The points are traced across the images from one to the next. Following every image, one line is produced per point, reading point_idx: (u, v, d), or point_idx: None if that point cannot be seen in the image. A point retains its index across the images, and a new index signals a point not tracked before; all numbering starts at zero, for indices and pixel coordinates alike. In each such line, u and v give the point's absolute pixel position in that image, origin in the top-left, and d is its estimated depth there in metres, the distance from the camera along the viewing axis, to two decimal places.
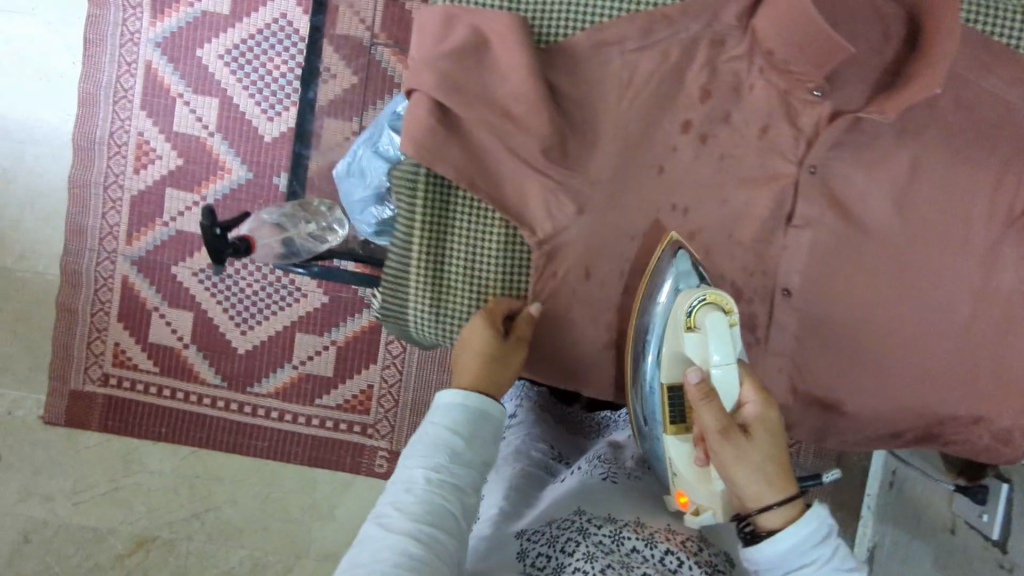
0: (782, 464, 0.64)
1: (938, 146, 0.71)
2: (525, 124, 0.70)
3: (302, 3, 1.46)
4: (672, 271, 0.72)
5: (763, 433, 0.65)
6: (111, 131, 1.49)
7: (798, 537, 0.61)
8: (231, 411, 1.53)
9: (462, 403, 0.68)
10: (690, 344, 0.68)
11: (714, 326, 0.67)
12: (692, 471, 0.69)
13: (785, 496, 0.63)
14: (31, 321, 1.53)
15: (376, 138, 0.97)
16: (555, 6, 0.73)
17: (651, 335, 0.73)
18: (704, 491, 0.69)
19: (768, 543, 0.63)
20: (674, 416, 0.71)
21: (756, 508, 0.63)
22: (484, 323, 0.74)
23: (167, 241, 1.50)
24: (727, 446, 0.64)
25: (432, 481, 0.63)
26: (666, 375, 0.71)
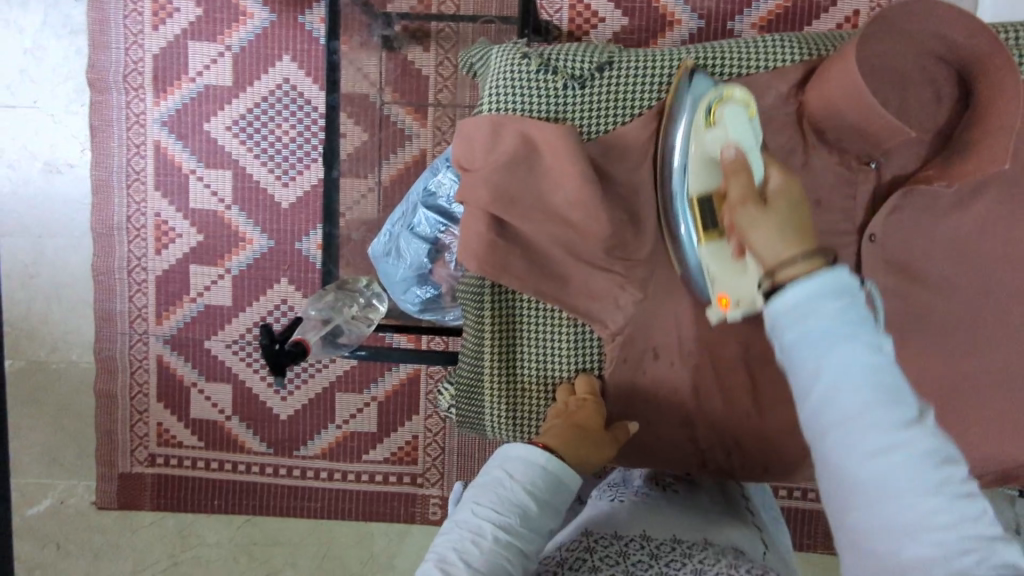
0: (802, 223, 0.54)
1: (999, 201, 0.69)
2: (586, 227, 0.68)
3: (303, 65, 1.42)
4: (689, 99, 0.67)
5: (785, 198, 0.55)
6: (129, 216, 1.46)
7: (816, 290, 0.49)
8: (279, 476, 1.51)
9: (545, 465, 0.64)
10: (710, 137, 0.63)
11: (732, 117, 0.62)
12: (723, 267, 0.60)
13: (809, 254, 0.50)
14: (72, 412, 1.51)
15: (410, 219, 0.99)
16: (598, 102, 0.73)
17: (673, 154, 0.67)
18: (742, 289, 0.57)
19: (780, 296, 0.51)
20: (706, 223, 0.62)
21: (772, 268, 0.52)
22: (596, 406, 0.71)
23: (197, 317, 1.48)
24: (751, 212, 0.55)
25: (500, 539, 0.58)
26: (696, 184, 0.64)
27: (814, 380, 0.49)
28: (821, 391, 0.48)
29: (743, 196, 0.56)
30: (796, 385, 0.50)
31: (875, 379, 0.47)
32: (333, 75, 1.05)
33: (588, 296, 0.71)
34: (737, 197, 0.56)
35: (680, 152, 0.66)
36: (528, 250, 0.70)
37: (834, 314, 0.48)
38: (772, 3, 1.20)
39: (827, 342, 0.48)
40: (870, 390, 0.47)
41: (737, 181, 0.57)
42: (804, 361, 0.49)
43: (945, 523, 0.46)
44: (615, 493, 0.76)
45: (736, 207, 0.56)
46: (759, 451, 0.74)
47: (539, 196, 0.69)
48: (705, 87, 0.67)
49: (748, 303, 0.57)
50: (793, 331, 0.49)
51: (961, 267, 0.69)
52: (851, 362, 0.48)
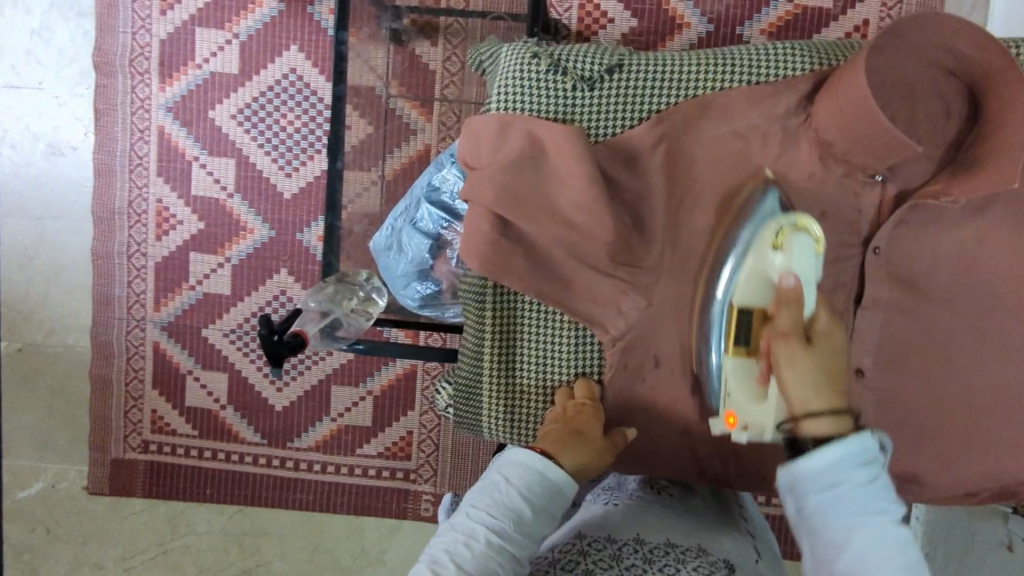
0: (837, 373, 0.57)
1: (1006, 218, 0.68)
2: (590, 230, 0.68)
3: (310, 55, 1.41)
4: (757, 215, 0.64)
5: (827, 343, 0.58)
6: (130, 201, 1.45)
7: (847, 455, 0.53)
8: (272, 467, 1.50)
9: (542, 470, 0.63)
10: (774, 259, 0.61)
11: (799, 248, 0.61)
12: (744, 390, 0.61)
13: (837, 414, 0.54)
14: (67, 395, 1.51)
15: (414, 214, 0.99)
16: (607, 103, 0.72)
17: (727, 253, 0.64)
18: (757, 412, 0.60)
19: (804, 458, 0.54)
20: (738, 339, 0.62)
21: (799, 416, 0.56)
22: (594, 410, 0.70)
23: (195, 305, 1.48)
24: (788, 352, 0.57)
25: (493, 543, 0.58)
26: (740, 297, 0.62)
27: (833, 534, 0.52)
28: (846, 559, 0.51)
29: (788, 332, 0.58)
30: (820, 551, 0.53)
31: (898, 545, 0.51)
32: (340, 65, 1.05)
33: (590, 299, 0.70)
34: (782, 328, 0.58)
35: (731, 263, 0.64)
36: (532, 251, 0.69)
37: (861, 484, 0.53)
38: (783, 10, 1.19)
39: (853, 510, 0.52)
40: (892, 546, 0.51)
41: (785, 314, 0.59)
42: (827, 526, 0.53)
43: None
44: (609, 496, 0.76)
45: (778, 339, 0.58)
46: (756, 460, 0.74)
47: (544, 197, 0.68)
48: (772, 205, 0.64)
49: (755, 429, 0.61)
50: (818, 496, 0.53)
51: (965, 283, 0.69)
52: (877, 532, 0.51)
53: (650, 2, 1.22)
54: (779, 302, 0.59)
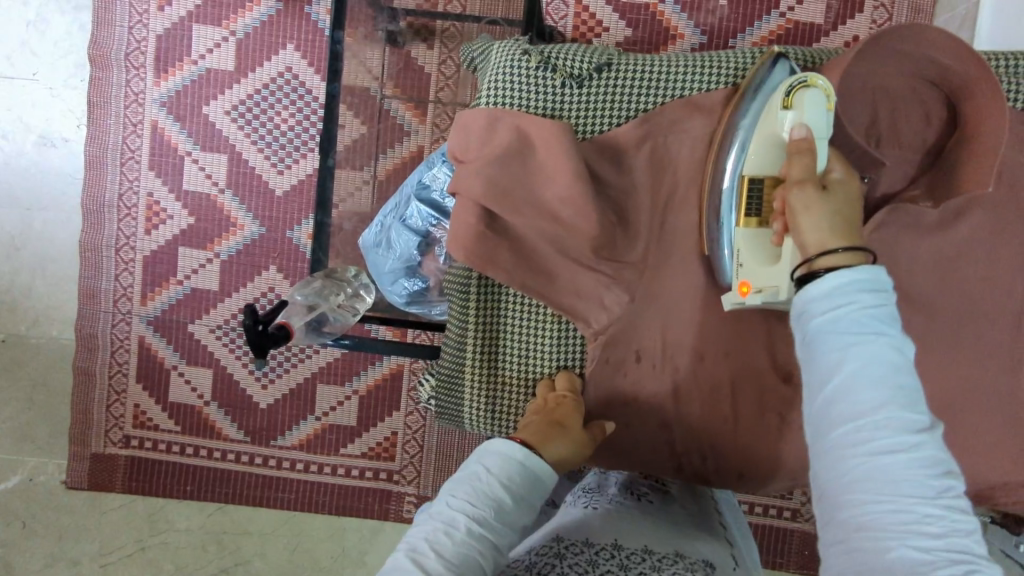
0: (853, 217, 0.56)
1: (986, 224, 0.68)
2: (575, 225, 0.68)
3: (307, 55, 1.42)
4: (763, 87, 0.66)
5: (844, 190, 0.58)
6: (120, 194, 1.45)
7: (849, 284, 0.52)
8: (256, 465, 1.49)
9: (523, 460, 0.63)
10: (783, 118, 0.61)
11: (812, 101, 0.60)
12: (754, 253, 0.62)
13: (855, 246, 0.54)
14: (48, 388, 1.49)
15: (403, 211, 1.00)
16: (593, 103, 0.73)
17: (736, 133, 0.65)
18: (769, 274, 0.60)
19: (810, 289, 0.53)
20: (750, 207, 0.63)
21: (810, 257, 0.55)
22: (574, 403, 0.71)
23: (182, 300, 1.47)
24: (802, 199, 0.57)
25: (473, 532, 0.58)
26: (750, 164, 0.63)
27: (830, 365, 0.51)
28: (838, 385, 0.51)
29: (802, 179, 0.57)
30: (816, 380, 0.52)
31: (895, 383, 0.49)
32: (335, 65, 1.06)
33: (573, 293, 0.71)
34: (794, 176, 0.58)
35: (741, 139, 0.65)
36: (517, 245, 0.70)
37: (865, 311, 0.51)
38: (774, 24, 1.22)
39: (857, 332, 0.51)
40: (892, 392, 0.49)
41: (800, 166, 0.58)
42: (828, 355, 0.51)
43: (934, 531, 0.47)
44: (588, 500, 0.76)
45: (794, 186, 0.57)
46: (734, 458, 0.74)
47: (530, 191, 0.69)
48: (779, 79, 0.66)
49: (769, 291, 0.61)
50: (823, 318, 0.52)
51: (946, 287, 0.69)
52: (877, 358, 0.50)
53: (644, 12, 1.24)
54: (791, 156, 0.59)
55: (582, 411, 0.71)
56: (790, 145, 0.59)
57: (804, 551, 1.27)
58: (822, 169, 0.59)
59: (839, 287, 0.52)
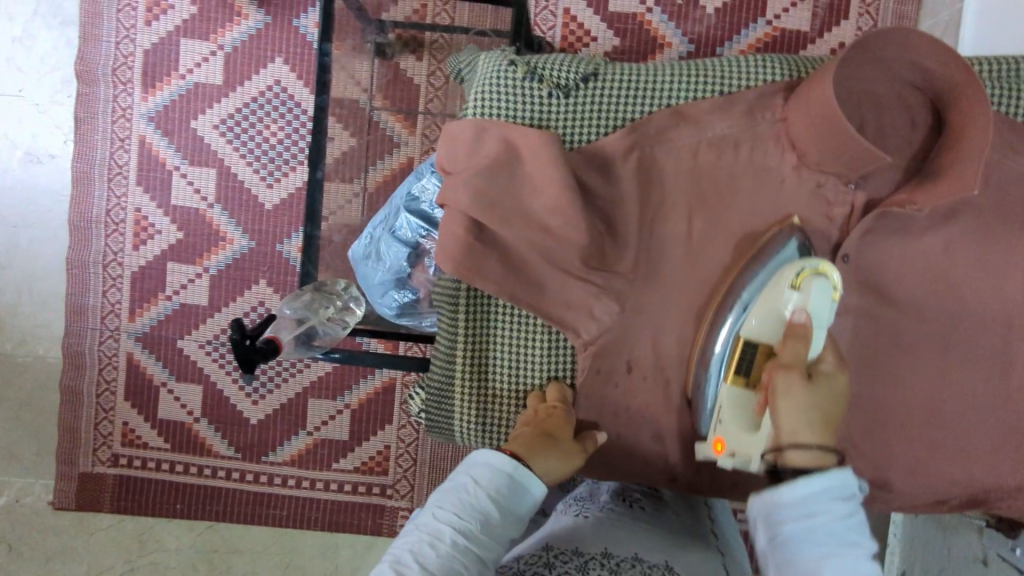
0: (834, 419, 0.58)
1: (975, 228, 0.68)
2: (563, 235, 0.67)
3: (296, 68, 1.42)
4: (775, 259, 0.65)
5: (828, 385, 0.59)
6: (108, 209, 1.44)
7: (819, 488, 0.56)
8: (246, 482, 1.47)
9: (511, 471, 0.63)
10: (789, 297, 0.61)
11: (818, 291, 0.61)
12: (737, 420, 0.62)
13: (823, 449, 0.57)
14: (34, 407, 1.47)
15: (393, 222, 1.00)
16: (580, 111, 0.73)
17: (743, 291, 0.65)
18: (747, 441, 0.61)
19: (786, 487, 0.57)
20: (740, 368, 0.63)
21: (784, 445, 0.58)
22: (563, 413, 0.71)
23: (171, 316, 1.46)
24: (790, 386, 0.58)
25: (458, 544, 0.58)
26: (751, 328, 0.63)
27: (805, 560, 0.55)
28: None
29: (791, 364, 0.59)
30: None
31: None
32: (324, 76, 1.05)
33: (562, 303, 0.70)
34: (786, 359, 0.59)
35: (746, 300, 0.65)
36: (505, 255, 0.69)
37: (835, 514, 0.56)
38: (762, 32, 1.23)
39: (831, 541, 0.55)
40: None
41: (792, 350, 0.60)
42: (803, 557, 0.55)
43: None
44: (580, 509, 0.76)
45: (781, 370, 0.59)
46: (727, 466, 0.74)
47: (518, 201, 0.68)
48: (792, 252, 0.65)
49: (741, 458, 0.62)
50: (795, 525, 0.56)
51: (934, 292, 0.69)
52: (847, 571, 0.54)
53: (632, 22, 1.25)
54: (788, 338, 0.60)
55: (572, 423, 0.71)
56: (791, 329, 0.60)
57: None
58: (813, 357, 0.61)
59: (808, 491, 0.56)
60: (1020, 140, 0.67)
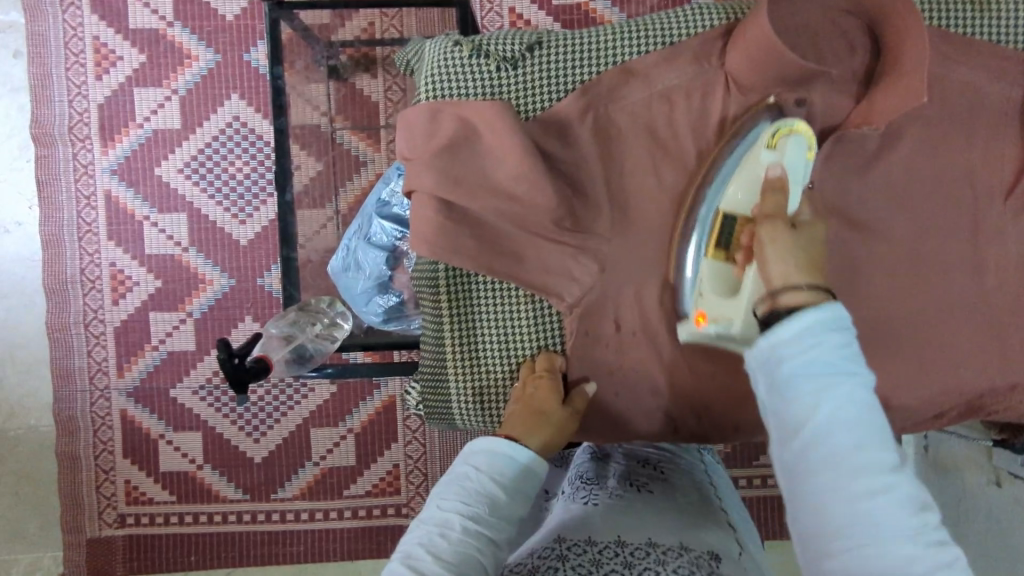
0: (820, 263, 0.56)
1: (928, 139, 0.68)
2: (529, 202, 0.67)
3: (253, 102, 1.43)
4: (755, 130, 0.65)
5: (811, 234, 0.58)
6: (82, 268, 1.42)
7: (813, 322, 0.51)
8: (259, 523, 1.45)
9: (510, 453, 0.66)
10: (765, 158, 0.61)
11: (793, 149, 0.61)
12: (719, 288, 0.63)
13: (815, 285, 0.53)
14: (32, 478, 1.43)
15: (366, 229, 1.00)
16: (531, 81, 0.73)
17: (724, 163, 0.65)
18: (724, 308, 0.62)
19: (783, 326, 0.52)
20: (720, 239, 0.64)
21: (774, 291, 0.54)
22: (550, 383, 0.70)
23: (160, 366, 1.44)
24: (770, 235, 0.57)
25: (467, 529, 0.61)
26: (731, 197, 0.63)
27: (801, 405, 0.50)
28: (813, 434, 0.50)
29: (772, 216, 0.58)
30: (788, 427, 0.51)
31: (869, 429, 0.49)
32: (279, 99, 1.06)
33: (541, 270, 0.70)
34: (766, 213, 0.58)
35: (722, 175, 0.65)
36: (477, 230, 0.69)
37: (836, 347, 0.51)
38: None
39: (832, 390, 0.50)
40: (867, 436, 0.49)
41: (773, 202, 0.59)
42: (801, 397, 0.50)
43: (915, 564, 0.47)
44: (588, 494, 0.77)
45: (761, 223, 0.58)
46: (727, 411, 0.74)
47: (481, 175, 0.68)
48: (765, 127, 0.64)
49: (723, 322, 0.63)
50: (795, 363, 0.51)
51: (901, 206, 0.69)
52: (854, 416, 0.49)
53: (577, 11, 1.27)
54: (766, 193, 0.60)
55: (559, 390, 0.71)
56: (768, 184, 0.60)
57: None
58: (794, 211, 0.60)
59: (808, 325, 0.51)
60: (957, 51, 0.69)
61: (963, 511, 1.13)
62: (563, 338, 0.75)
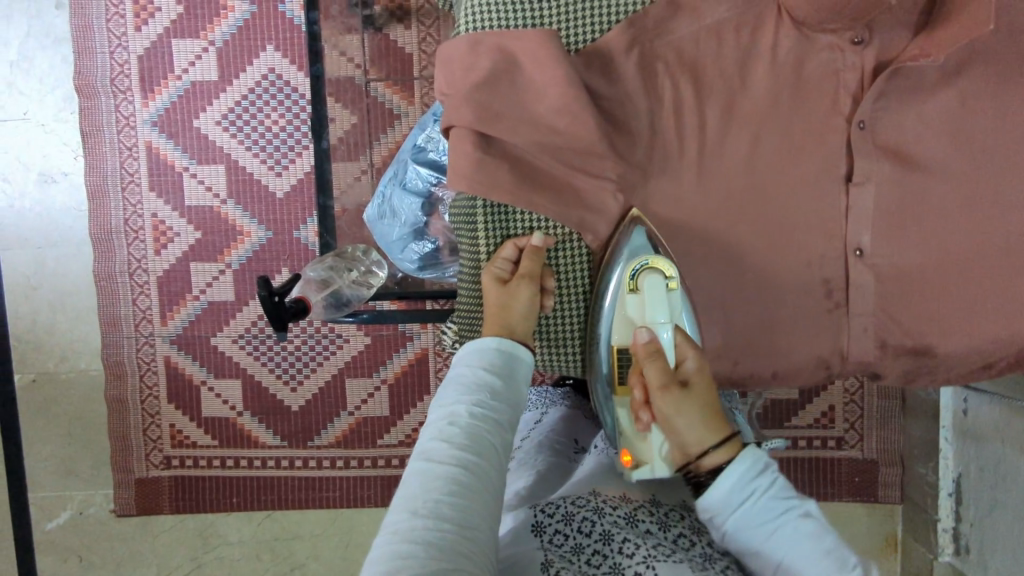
0: (717, 411, 0.61)
1: (991, 74, 0.64)
2: (569, 137, 0.66)
3: (288, 54, 1.43)
4: (625, 252, 0.70)
5: (699, 390, 0.62)
6: (126, 219, 1.46)
7: (736, 481, 0.56)
8: (296, 468, 1.49)
9: (497, 346, 0.65)
10: (631, 303, 0.70)
11: (652, 288, 0.69)
12: (633, 430, 0.69)
13: (726, 442, 0.58)
14: (84, 420, 1.50)
15: (402, 175, 1.00)
16: (576, 10, 0.70)
17: (600, 302, 0.72)
18: (643, 448, 0.67)
19: (709, 491, 0.57)
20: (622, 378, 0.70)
21: (695, 456, 0.59)
22: (492, 275, 0.72)
23: (201, 315, 1.48)
24: (668, 401, 0.61)
25: (475, 414, 0.58)
26: (617, 338, 0.71)
27: (756, 554, 0.54)
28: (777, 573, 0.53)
29: (663, 381, 0.62)
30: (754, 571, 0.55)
31: (823, 550, 0.53)
32: (314, 45, 1.08)
33: (578, 205, 0.69)
34: (657, 383, 0.62)
35: (607, 306, 0.72)
36: (515, 164, 0.68)
37: (761, 498, 0.55)
38: None
39: (770, 520, 0.54)
40: (820, 559, 0.52)
41: (653, 367, 0.63)
42: (755, 548, 0.55)
43: None
44: (624, 450, 0.75)
45: (656, 393, 0.62)
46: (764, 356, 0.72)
47: (521, 110, 0.67)
48: (637, 244, 0.69)
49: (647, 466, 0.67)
50: (734, 521, 0.56)
51: (960, 144, 0.65)
52: (795, 539, 0.53)
53: None
54: (644, 357, 0.65)
55: (500, 279, 0.72)
56: (641, 345, 0.65)
57: (856, 478, 1.33)
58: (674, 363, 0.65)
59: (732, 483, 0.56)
60: None
61: (997, 475, 1.11)
62: (556, 256, 0.75)
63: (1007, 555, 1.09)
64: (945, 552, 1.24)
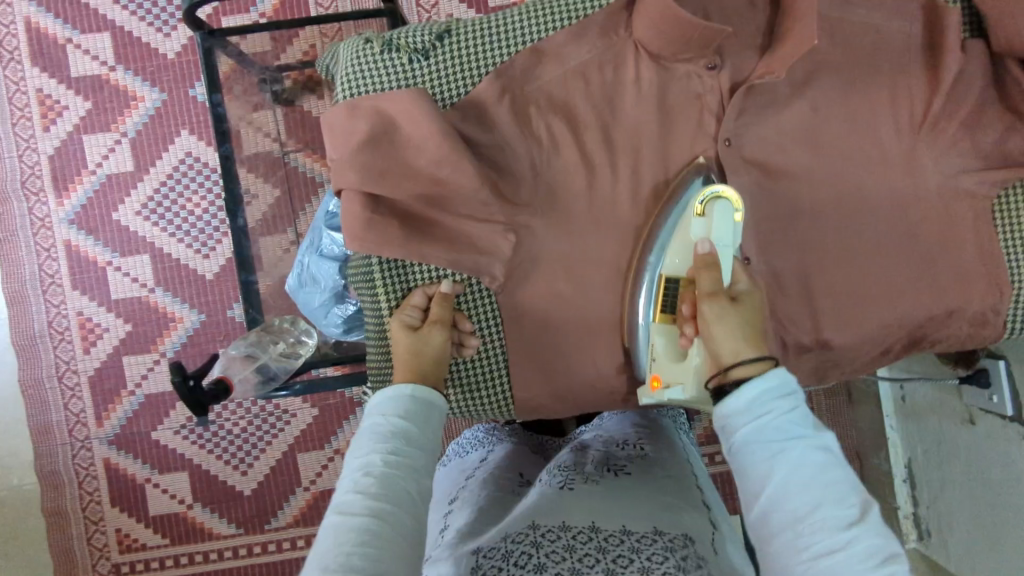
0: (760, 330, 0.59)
1: (835, 82, 0.69)
2: (453, 186, 0.68)
3: (203, 135, 1.43)
4: (684, 200, 0.69)
5: (749, 303, 0.60)
6: (49, 321, 1.41)
7: (760, 390, 0.54)
8: (255, 555, 1.43)
9: (410, 394, 0.64)
10: (695, 227, 0.65)
11: (720, 215, 0.64)
12: (669, 353, 0.65)
13: (760, 356, 0.55)
14: (21, 538, 1.42)
15: (317, 242, 1.01)
16: (444, 69, 0.73)
17: (660, 232, 0.69)
18: (678, 371, 0.64)
19: (732, 396, 0.55)
20: (666, 302, 0.65)
21: (724, 366, 0.57)
22: (402, 324, 0.72)
23: (139, 410, 1.42)
24: (712, 309, 0.59)
25: (389, 462, 0.58)
26: (669, 264, 0.67)
27: (758, 464, 0.51)
28: (770, 492, 0.50)
29: (712, 291, 0.60)
30: (747, 488, 0.52)
31: (827, 483, 0.49)
32: (221, 126, 1.06)
33: (471, 248, 0.71)
34: (708, 290, 0.60)
35: (663, 243, 0.69)
36: (407, 219, 0.70)
37: (783, 414, 0.52)
38: None
39: (780, 438, 0.52)
40: (824, 494, 0.49)
41: (708, 278, 0.60)
42: (758, 461, 0.51)
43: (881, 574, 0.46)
44: (567, 478, 0.74)
45: (704, 300, 0.59)
46: None
47: (405, 166, 0.69)
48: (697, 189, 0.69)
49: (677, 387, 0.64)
50: (746, 429, 0.53)
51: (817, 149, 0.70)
52: (801, 462, 0.50)
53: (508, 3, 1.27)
54: (698, 267, 0.62)
55: (409, 326, 0.72)
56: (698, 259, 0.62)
57: None
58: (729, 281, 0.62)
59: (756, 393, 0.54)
60: None
61: (941, 454, 1.14)
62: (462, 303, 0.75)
63: (962, 534, 1.11)
64: (910, 538, 1.25)
